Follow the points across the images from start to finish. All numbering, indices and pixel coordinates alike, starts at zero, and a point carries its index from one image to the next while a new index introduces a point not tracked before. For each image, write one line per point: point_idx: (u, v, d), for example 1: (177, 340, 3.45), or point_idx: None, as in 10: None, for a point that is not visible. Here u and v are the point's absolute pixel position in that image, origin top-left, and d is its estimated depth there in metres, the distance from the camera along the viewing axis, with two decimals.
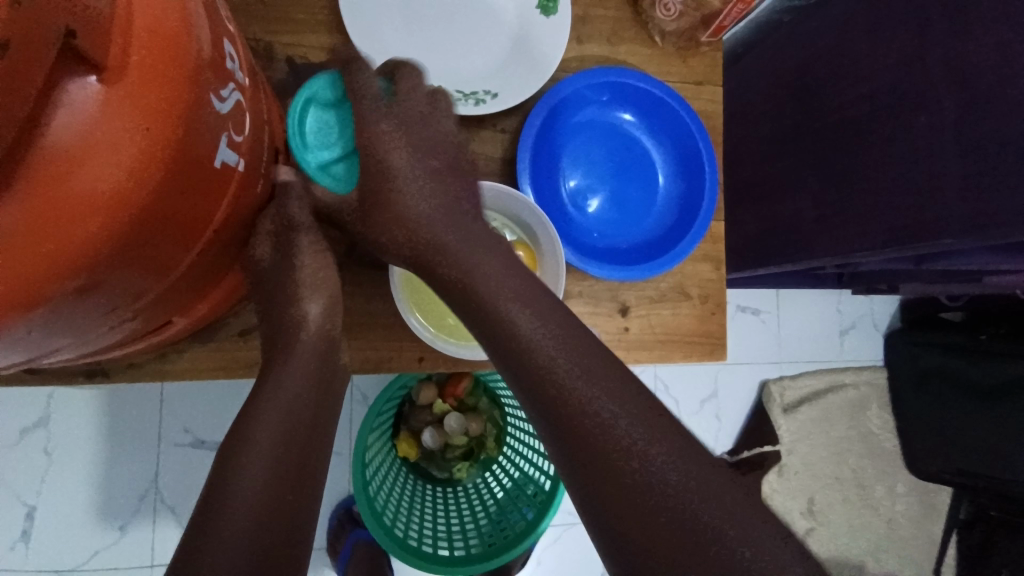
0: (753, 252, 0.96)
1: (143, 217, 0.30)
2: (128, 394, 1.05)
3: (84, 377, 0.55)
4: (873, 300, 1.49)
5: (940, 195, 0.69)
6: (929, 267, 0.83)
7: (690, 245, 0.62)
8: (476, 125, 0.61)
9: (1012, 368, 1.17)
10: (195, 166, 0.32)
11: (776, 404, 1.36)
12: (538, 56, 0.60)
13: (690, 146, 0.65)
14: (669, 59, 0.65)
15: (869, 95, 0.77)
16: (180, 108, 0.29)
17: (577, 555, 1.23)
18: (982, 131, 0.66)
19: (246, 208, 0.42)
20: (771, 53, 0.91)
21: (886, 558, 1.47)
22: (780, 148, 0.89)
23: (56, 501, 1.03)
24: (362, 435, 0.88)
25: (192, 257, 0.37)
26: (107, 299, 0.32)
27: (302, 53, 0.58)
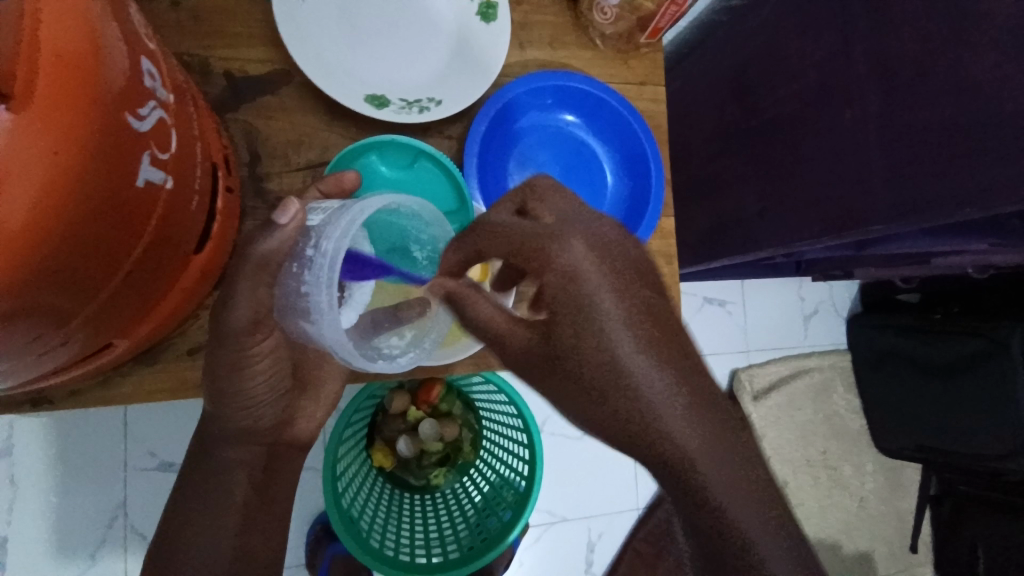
0: (707, 246, 0.98)
1: (63, 238, 0.30)
2: (93, 418, 1.02)
3: (28, 406, 0.54)
4: (833, 285, 1.53)
5: (878, 182, 0.72)
6: (873, 251, 0.86)
7: (639, 242, 0.64)
8: (422, 133, 0.61)
9: (968, 346, 1.22)
10: (115, 187, 0.32)
11: (745, 391, 1.41)
12: (478, 62, 0.61)
13: (633, 144, 0.67)
14: (609, 61, 0.66)
15: (806, 88, 0.79)
16: (94, 131, 0.29)
17: (558, 554, 1.23)
18: (909, 119, 0.69)
19: (181, 226, 0.41)
20: (714, 51, 0.93)
21: (859, 536, 1.51)
22: (727, 143, 0.91)
23: (22, 532, 1.00)
24: (331, 450, 0.87)
25: (123, 277, 0.37)
26: (34, 326, 0.32)
27: (240, 67, 0.58)
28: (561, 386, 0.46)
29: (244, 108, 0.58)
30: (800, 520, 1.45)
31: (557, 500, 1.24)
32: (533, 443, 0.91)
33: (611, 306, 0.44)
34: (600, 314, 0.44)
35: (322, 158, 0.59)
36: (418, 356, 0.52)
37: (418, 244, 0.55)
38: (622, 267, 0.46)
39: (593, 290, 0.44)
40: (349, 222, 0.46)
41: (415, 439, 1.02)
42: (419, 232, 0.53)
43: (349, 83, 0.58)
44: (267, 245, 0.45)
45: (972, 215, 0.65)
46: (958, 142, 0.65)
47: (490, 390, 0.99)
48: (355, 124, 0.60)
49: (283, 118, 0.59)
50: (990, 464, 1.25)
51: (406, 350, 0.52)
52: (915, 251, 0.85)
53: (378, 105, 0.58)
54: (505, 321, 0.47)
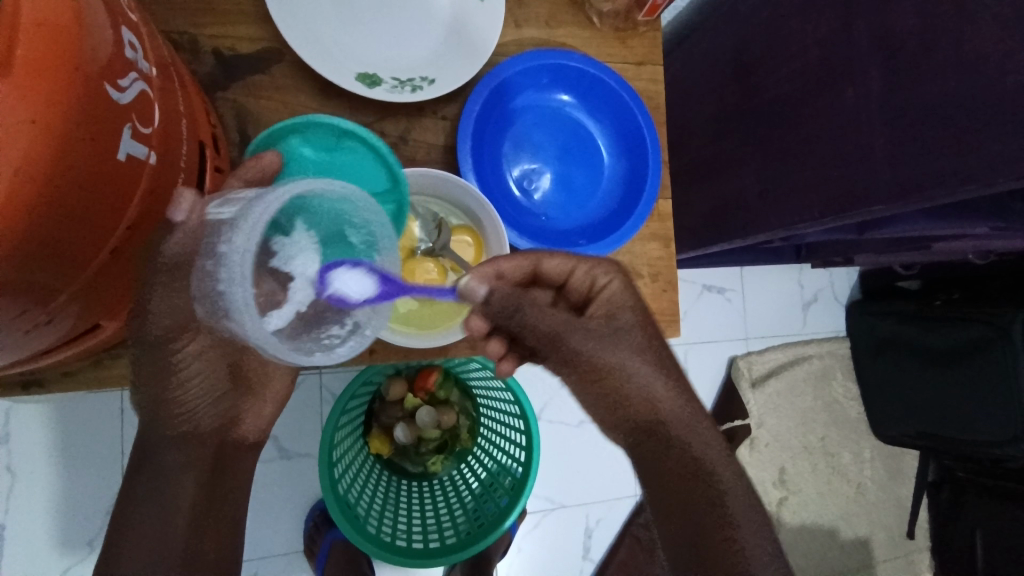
0: (706, 230, 0.97)
1: (43, 212, 0.29)
2: (89, 405, 1.02)
3: (19, 388, 0.54)
4: (833, 273, 1.52)
5: (878, 163, 0.71)
6: (873, 234, 0.85)
7: (636, 224, 0.63)
8: (416, 112, 0.60)
9: (971, 333, 1.22)
10: (96, 159, 0.31)
11: (743, 379, 1.39)
12: (473, 40, 0.59)
13: (631, 124, 0.66)
14: (606, 40, 0.65)
15: (806, 69, 0.78)
16: (73, 101, 0.29)
17: (556, 540, 1.24)
18: (911, 98, 0.68)
19: (168, 203, 0.41)
20: (714, 33, 0.92)
21: (856, 522, 1.51)
22: (727, 126, 0.90)
23: (22, 520, 1.00)
24: (327, 435, 0.86)
25: (107, 254, 0.36)
26: (16, 304, 0.31)
27: (230, 45, 0.56)
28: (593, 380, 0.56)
29: (233, 86, 0.57)
30: (798, 506, 1.46)
31: (556, 487, 1.24)
32: (531, 429, 0.91)
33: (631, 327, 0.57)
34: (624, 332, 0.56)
35: None
36: (360, 346, 0.44)
37: (355, 229, 0.44)
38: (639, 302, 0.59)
39: (625, 311, 0.57)
40: (264, 207, 0.39)
41: (412, 426, 1.01)
42: (351, 215, 0.43)
43: (340, 61, 0.57)
44: (175, 246, 0.42)
45: (975, 192, 0.64)
46: (960, 120, 0.64)
47: (487, 376, 0.99)
48: (347, 103, 0.59)
49: (273, 97, 0.58)
50: (988, 450, 1.26)
51: (349, 339, 0.44)
52: (916, 235, 0.84)
53: (370, 84, 0.57)
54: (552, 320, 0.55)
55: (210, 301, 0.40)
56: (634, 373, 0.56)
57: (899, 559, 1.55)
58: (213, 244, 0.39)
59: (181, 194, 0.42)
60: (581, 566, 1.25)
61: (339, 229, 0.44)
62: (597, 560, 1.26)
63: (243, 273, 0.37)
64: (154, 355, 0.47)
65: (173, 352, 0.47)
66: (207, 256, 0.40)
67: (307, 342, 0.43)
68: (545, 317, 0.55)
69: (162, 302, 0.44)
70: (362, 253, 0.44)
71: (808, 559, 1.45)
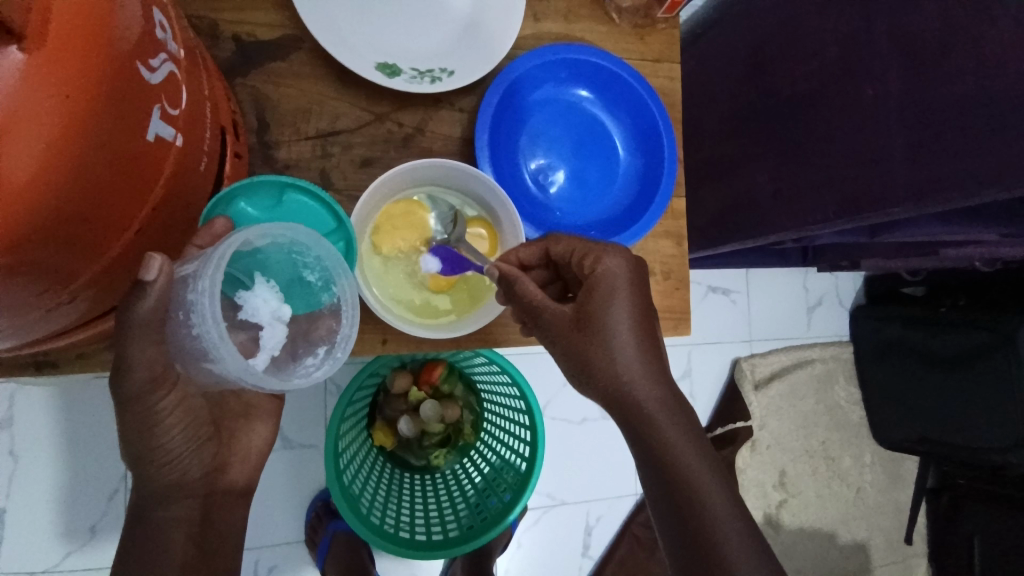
0: (715, 230, 0.97)
1: (73, 190, 0.29)
2: (93, 391, 1.02)
3: (31, 369, 0.54)
4: (838, 277, 1.52)
5: (892, 165, 0.71)
6: (884, 238, 0.85)
7: (651, 221, 0.63)
8: (433, 104, 0.60)
9: (974, 338, 1.22)
10: (125, 139, 0.31)
11: (747, 380, 1.37)
12: (493, 33, 0.59)
13: (648, 121, 0.66)
14: (625, 36, 0.65)
15: (822, 70, 0.78)
16: (105, 77, 0.29)
17: (555, 536, 1.24)
18: (929, 101, 0.68)
19: (191, 187, 0.41)
20: (729, 33, 0.92)
21: (856, 526, 1.52)
22: (740, 126, 0.90)
23: (24, 504, 1.00)
24: (333, 425, 0.87)
25: (132, 236, 0.36)
26: (41, 281, 0.31)
27: (249, 31, 0.56)
28: (573, 352, 0.54)
29: (252, 73, 0.57)
30: (797, 509, 1.46)
31: (558, 483, 1.24)
32: (536, 424, 0.91)
33: (628, 313, 0.53)
34: (611, 317, 0.52)
35: (331, 128, 0.58)
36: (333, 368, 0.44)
37: (310, 268, 0.48)
38: (645, 287, 0.55)
39: (619, 299, 0.53)
40: (216, 259, 0.41)
41: (416, 419, 1.01)
42: (302, 253, 0.47)
43: (359, 49, 0.57)
44: (143, 308, 0.41)
45: (995, 195, 0.64)
46: (978, 124, 0.65)
47: (493, 370, 0.99)
48: (365, 93, 0.59)
49: (292, 84, 0.58)
50: (990, 456, 1.26)
51: (323, 363, 0.45)
52: (926, 239, 0.84)
53: (389, 74, 0.57)
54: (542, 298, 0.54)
55: (192, 347, 0.44)
56: (619, 361, 0.52)
57: (897, 563, 1.55)
58: (182, 296, 0.43)
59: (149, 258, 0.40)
60: (580, 563, 1.25)
61: (296, 271, 0.48)
62: (596, 557, 1.26)
63: (214, 315, 0.40)
64: (133, 413, 0.46)
65: (154, 406, 0.46)
66: (179, 308, 0.43)
67: (290, 370, 0.46)
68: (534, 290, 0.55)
69: (139, 355, 0.43)
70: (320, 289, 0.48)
71: (806, 562, 1.45)
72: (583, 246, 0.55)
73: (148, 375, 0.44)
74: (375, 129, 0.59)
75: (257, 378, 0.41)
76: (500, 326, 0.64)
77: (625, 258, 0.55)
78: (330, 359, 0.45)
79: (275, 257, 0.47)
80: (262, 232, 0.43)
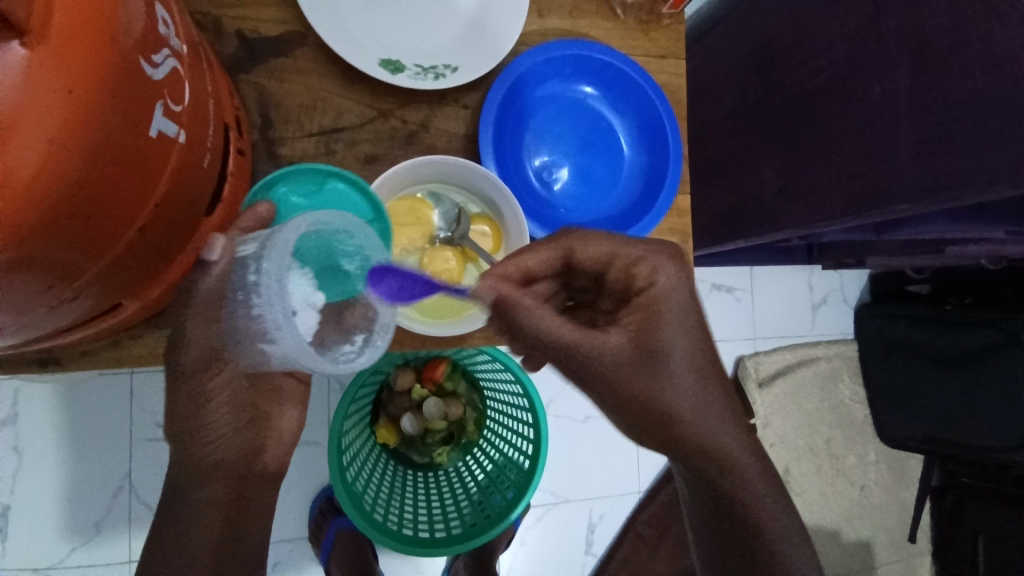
0: (720, 228, 0.97)
1: (74, 187, 0.29)
2: (98, 388, 1.02)
3: (36, 365, 0.54)
4: (844, 275, 1.51)
5: (899, 161, 0.71)
6: (890, 236, 0.85)
7: (656, 218, 0.63)
8: (438, 101, 0.60)
9: (981, 336, 1.21)
10: (128, 135, 0.31)
11: (750, 378, 1.38)
12: (496, 29, 0.59)
13: (653, 118, 0.65)
14: (630, 31, 0.65)
15: (829, 66, 0.77)
16: (107, 72, 0.29)
17: (559, 534, 1.24)
18: (937, 98, 0.68)
19: (194, 184, 0.41)
20: (736, 29, 0.91)
21: (859, 524, 1.51)
22: (746, 123, 0.89)
23: (29, 499, 1.01)
24: (337, 423, 0.87)
25: (135, 233, 0.36)
26: (44, 278, 0.31)
27: (253, 27, 0.56)
28: (618, 381, 0.54)
29: (256, 70, 0.56)
30: (801, 507, 1.45)
31: (561, 481, 1.24)
32: (539, 422, 0.91)
33: (680, 331, 0.54)
34: (667, 337, 0.53)
35: (335, 124, 0.58)
36: (374, 355, 0.45)
37: (349, 257, 0.46)
38: (692, 296, 0.55)
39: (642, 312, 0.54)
40: (276, 247, 0.43)
41: (419, 418, 1.01)
42: (343, 242, 0.45)
43: (363, 46, 0.56)
44: (206, 287, 0.49)
45: (1004, 192, 0.63)
46: (988, 122, 0.64)
47: (496, 368, 0.98)
48: (369, 90, 0.59)
49: (295, 81, 0.57)
50: (996, 455, 1.25)
51: (364, 350, 0.45)
52: (933, 237, 0.84)
53: (393, 70, 0.57)
54: (552, 322, 0.53)
55: (249, 327, 0.47)
56: (646, 376, 0.53)
57: (900, 562, 1.55)
58: (245, 279, 0.47)
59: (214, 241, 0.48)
60: (584, 561, 1.25)
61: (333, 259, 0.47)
62: (600, 555, 1.26)
63: (278, 297, 0.42)
64: (189, 386, 0.53)
65: (203, 383, 0.53)
66: (241, 290, 0.47)
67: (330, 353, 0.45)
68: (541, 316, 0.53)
69: (195, 336, 0.51)
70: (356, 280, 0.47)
71: (809, 560, 1.45)
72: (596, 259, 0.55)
73: (200, 355, 0.52)
74: (379, 126, 0.59)
75: (308, 358, 0.42)
76: None
77: (674, 269, 0.55)
78: (371, 346, 0.45)
79: (313, 247, 0.46)
80: (310, 221, 0.43)
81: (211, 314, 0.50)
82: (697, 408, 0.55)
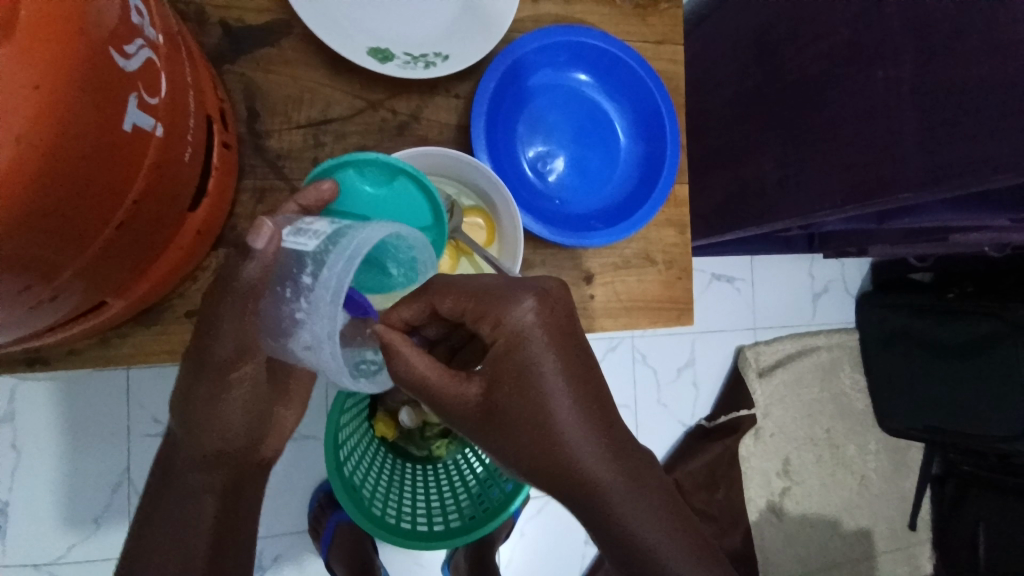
0: (719, 218, 0.95)
1: (44, 185, 0.28)
2: (95, 384, 1.02)
3: (23, 365, 0.53)
4: (845, 264, 1.50)
5: (902, 147, 0.69)
6: (892, 224, 0.83)
7: (652, 209, 0.61)
8: (428, 91, 0.59)
9: (981, 326, 1.22)
10: (103, 130, 0.30)
11: (751, 368, 1.36)
12: (488, 15, 0.57)
13: (649, 105, 0.64)
14: (626, 17, 0.63)
15: (830, 51, 0.76)
16: (76, 64, 0.27)
17: (559, 526, 1.24)
18: (941, 82, 0.66)
19: (175, 180, 0.39)
20: (735, 14, 0.89)
21: (859, 513, 1.51)
22: (745, 111, 0.88)
23: (28, 496, 1.01)
24: (333, 418, 0.86)
25: (113, 231, 0.35)
26: (19, 279, 0.30)
27: (238, 16, 0.55)
28: (499, 436, 0.46)
29: (241, 60, 0.55)
30: (801, 497, 1.45)
31: None
32: None
33: (555, 373, 0.46)
34: (528, 384, 0.45)
35: (324, 116, 0.57)
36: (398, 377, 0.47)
37: (396, 262, 0.50)
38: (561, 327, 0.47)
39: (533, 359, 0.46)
40: (347, 252, 0.41)
41: (417, 411, 1.01)
42: (398, 251, 0.48)
43: (351, 34, 0.55)
44: (249, 274, 0.45)
45: (1009, 179, 0.62)
46: (992, 106, 0.63)
47: None
48: (357, 80, 0.57)
49: (282, 71, 0.56)
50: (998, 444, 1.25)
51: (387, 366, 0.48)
52: (936, 225, 0.82)
53: (381, 59, 0.55)
54: (438, 376, 0.45)
55: (286, 321, 0.43)
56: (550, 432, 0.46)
57: (901, 551, 1.54)
58: (296, 274, 0.43)
59: (261, 224, 0.44)
60: (583, 552, 1.25)
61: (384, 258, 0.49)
62: (600, 546, 1.27)
63: (332, 311, 0.40)
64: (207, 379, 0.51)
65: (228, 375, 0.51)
66: (289, 285, 0.43)
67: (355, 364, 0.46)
68: (420, 368, 0.45)
69: (228, 328, 0.48)
70: (397, 283, 0.51)
71: (809, 549, 1.45)
72: (476, 305, 0.46)
73: (234, 347, 0.49)
74: (369, 117, 0.57)
75: (341, 375, 0.42)
76: None
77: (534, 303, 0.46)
78: None
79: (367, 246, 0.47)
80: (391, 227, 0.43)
81: (246, 304, 0.46)
82: (600, 455, 0.46)
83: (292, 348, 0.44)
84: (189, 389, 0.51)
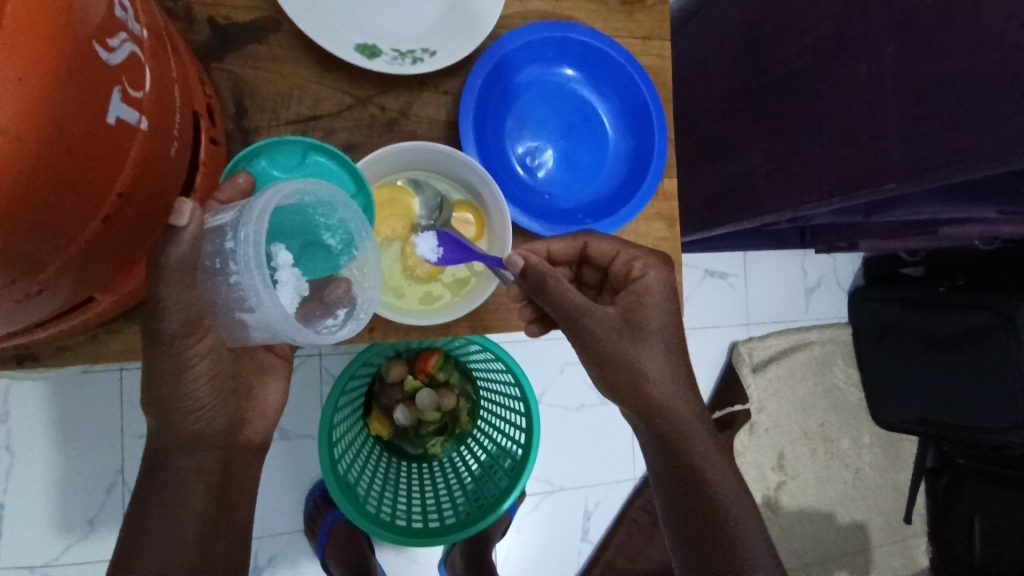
0: (709, 213, 0.96)
1: (27, 177, 0.28)
2: (88, 385, 1.02)
3: (14, 362, 0.53)
4: (837, 259, 1.51)
5: (888, 140, 0.70)
6: (879, 218, 0.84)
7: (641, 203, 0.62)
8: (417, 87, 0.59)
9: (972, 319, 1.22)
10: (87, 123, 0.30)
11: (744, 364, 1.37)
12: (475, 11, 0.58)
13: (637, 100, 0.64)
14: (613, 12, 0.64)
15: (815, 46, 0.76)
16: (57, 56, 0.27)
17: (555, 522, 1.25)
18: (926, 76, 0.67)
19: (162, 174, 0.40)
20: (722, 10, 0.90)
21: (854, 506, 1.52)
22: (734, 106, 0.88)
23: (21, 498, 1.00)
24: (327, 416, 0.86)
25: (99, 224, 0.35)
26: (3, 273, 0.30)
27: (224, 13, 0.55)
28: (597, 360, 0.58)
29: (229, 57, 0.55)
30: (795, 491, 1.46)
31: (556, 469, 1.25)
32: (531, 412, 0.91)
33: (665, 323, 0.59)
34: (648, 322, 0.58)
35: (312, 112, 0.57)
36: (358, 326, 0.46)
37: (331, 231, 0.48)
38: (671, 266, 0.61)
39: (654, 312, 0.58)
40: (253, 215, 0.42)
41: (412, 408, 1.01)
42: (325, 216, 0.47)
43: (339, 31, 0.55)
44: (179, 250, 0.44)
45: (992, 170, 0.63)
46: (975, 99, 0.64)
47: (488, 358, 0.98)
48: (345, 76, 0.57)
49: (270, 68, 0.56)
50: (989, 436, 1.26)
51: (346, 323, 0.47)
52: (923, 218, 0.83)
53: (369, 55, 0.56)
54: (580, 300, 0.56)
55: (228, 295, 0.47)
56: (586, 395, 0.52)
57: (894, 543, 1.56)
58: (222, 248, 0.46)
59: (182, 204, 0.44)
60: (580, 548, 1.26)
61: (314, 235, 0.48)
62: (595, 541, 1.27)
63: (257, 262, 0.42)
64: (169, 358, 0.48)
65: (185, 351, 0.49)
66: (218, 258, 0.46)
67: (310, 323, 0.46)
68: (572, 293, 0.56)
69: (175, 301, 0.46)
70: (341, 253, 0.49)
71: (804, 543, 1.46)
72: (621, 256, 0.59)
73: (184, 320, 0.47)
74: (357, 113, 0.58)
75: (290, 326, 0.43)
76: (489, 311, 0.64)
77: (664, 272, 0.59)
78: (353, 319, 0.47)
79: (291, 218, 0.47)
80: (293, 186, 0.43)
81: (187, 277, 0.45)
82: None
83: (242, 317, 0.48)
84: (153, 369, 0.49)
